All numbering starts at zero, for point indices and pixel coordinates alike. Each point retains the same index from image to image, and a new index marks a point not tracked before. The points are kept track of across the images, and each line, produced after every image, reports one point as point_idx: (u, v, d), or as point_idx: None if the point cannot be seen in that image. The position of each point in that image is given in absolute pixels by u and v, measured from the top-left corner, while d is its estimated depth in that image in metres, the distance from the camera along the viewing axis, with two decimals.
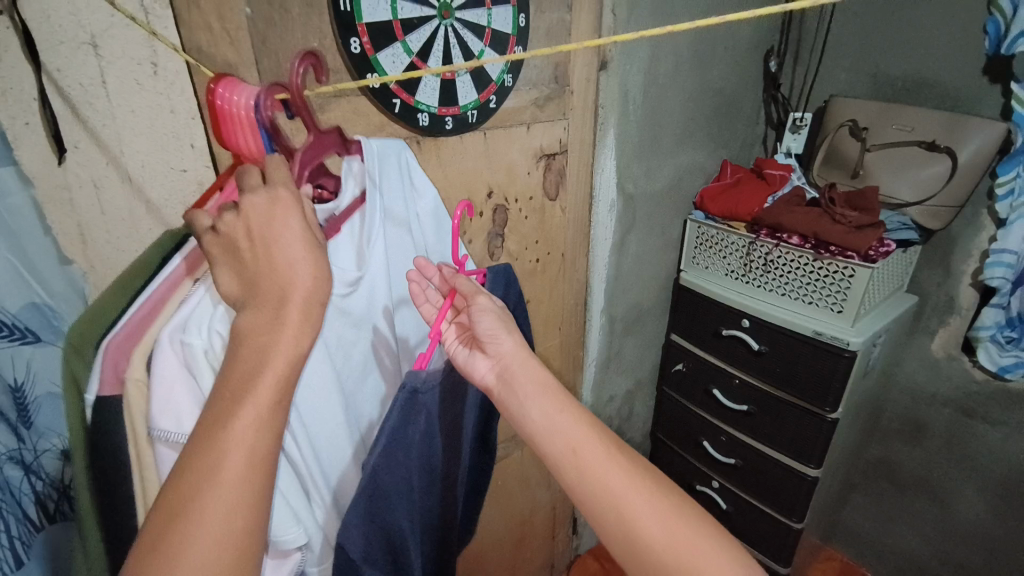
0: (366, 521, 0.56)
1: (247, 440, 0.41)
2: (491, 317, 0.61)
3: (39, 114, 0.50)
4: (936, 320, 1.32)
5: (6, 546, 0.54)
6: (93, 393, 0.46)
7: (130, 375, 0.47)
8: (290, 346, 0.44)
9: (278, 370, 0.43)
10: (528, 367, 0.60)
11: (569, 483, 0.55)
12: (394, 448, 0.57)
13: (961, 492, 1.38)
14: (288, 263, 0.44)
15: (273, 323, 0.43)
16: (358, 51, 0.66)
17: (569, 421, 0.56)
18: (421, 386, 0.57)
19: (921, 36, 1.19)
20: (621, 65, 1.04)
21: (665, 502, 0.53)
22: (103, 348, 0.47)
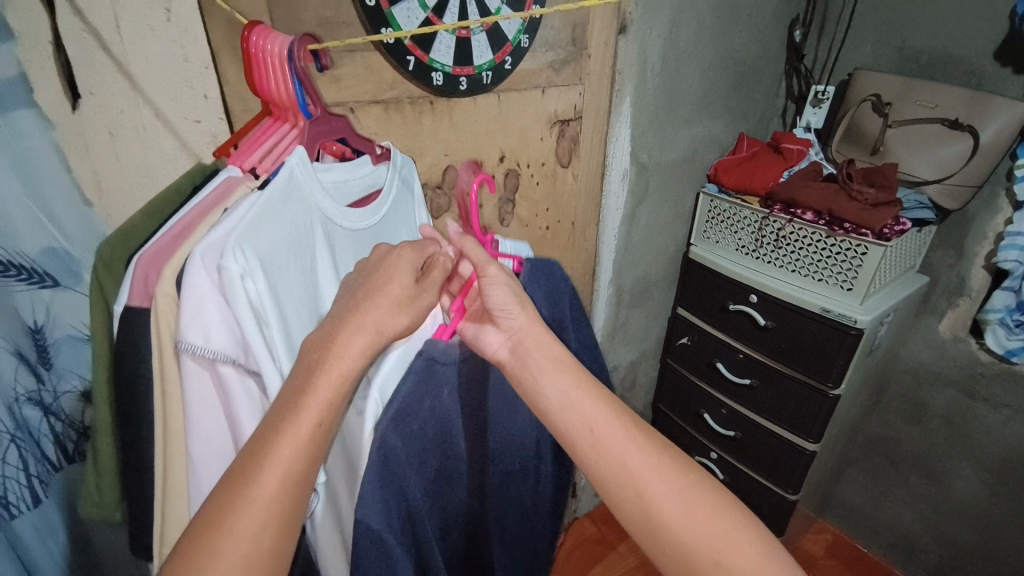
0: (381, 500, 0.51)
1: (286, 456, 0.42)
2: (503, 289, 0.57)
3: (54, 57, 0.50)
4: (945, 301, 1.31)
5: (25, 485, 0.57)
6: (122, 303, 0.47)
7: (159, 290, 0.47)
8: (357, 348, 0.47)
9: (333, 388, 0.44)
10: (541, 341, 0.56)
11: (586, 462, 0.52)
12: (407, 415, 0.54)
13: (957, 472, 1.40)
14: (388, 291, 0.49)
15: (336, 341, 0.46)
16: (373, 4, 0.64)
17: (578, 387, 0.53)
18: (440, 355, 0.56)
19: (952, 7, 1.14)
20: (640, 28, 1.01)
21: (685, 482, 0.50)
22: (136, 258, 0.47)
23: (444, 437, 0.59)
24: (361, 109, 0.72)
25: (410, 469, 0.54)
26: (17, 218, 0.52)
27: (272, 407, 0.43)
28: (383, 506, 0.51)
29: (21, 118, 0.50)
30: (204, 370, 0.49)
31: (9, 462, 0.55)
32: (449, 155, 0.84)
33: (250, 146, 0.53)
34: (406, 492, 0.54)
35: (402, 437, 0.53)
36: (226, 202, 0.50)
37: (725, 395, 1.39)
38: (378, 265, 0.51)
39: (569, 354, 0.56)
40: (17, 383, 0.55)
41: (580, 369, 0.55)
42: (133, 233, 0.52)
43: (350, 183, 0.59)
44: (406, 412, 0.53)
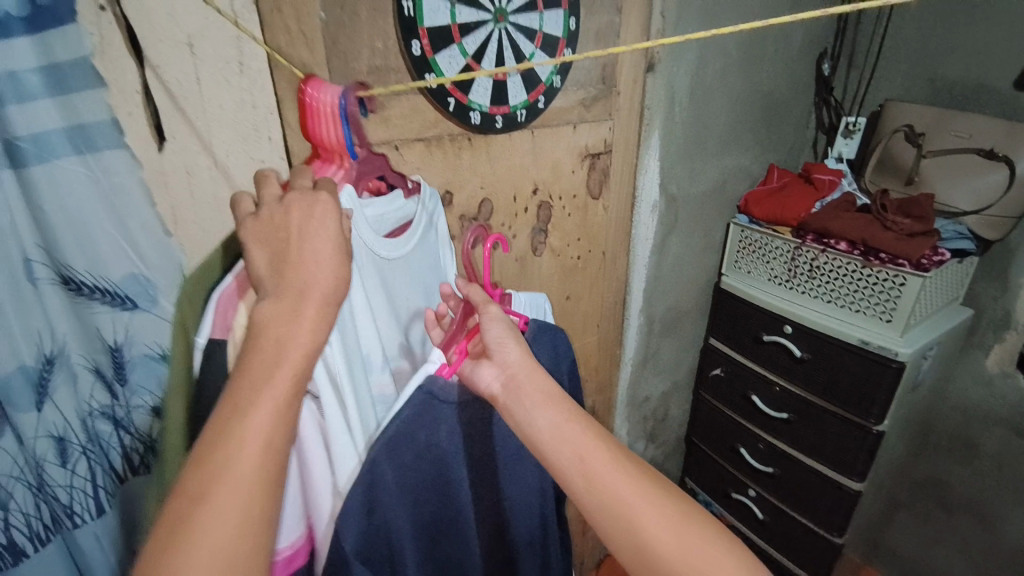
0: (366, 519, 0.51)
1: (264, 430, 0.41)
2: (500, 325, 0.58)
3: (141, 105, 0.57)
4: (992, 334, 1.27)
5: (91, 495, 0.63)
6: (204, 335, 0.49)
7: (236, 323, 0.50)
8: (306, 341, 0.44)
9: (295, 362, 0.43)
10: (534, 376, 0.56)
11: (578, 495, 0.50)
12: (399, 445, 0.53)
13: (1013, 516, 1.32)
14: (315, 258, 0.47)
15: (292, 312, 0.45)
16: (418, 53, 0.71)
17: (570, 421, 0.52)
18: (438, 392, 0.55)
19: (983, 40, 1.15)
20: (668, 67, 1.05)
21: (671, 509, 0.49)
22: (212, 296, 0.50)
23: (439, 471, 0.59)
24: (405, 146, 0.77)
25: (399, 498, 0.54)
26: (103, 246, 0.58)
27: (235, 383, 0.42)
28: (364, 527, 0.51)
29: (113, 160, 0.57)
30: None
31: (78, 473, 0.62)
32: (484, 188, 0.89)
33: None
34: (391, 526, 0.54)
35: (393, 469, 0.53)
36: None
37: (761, 428, 1.36)
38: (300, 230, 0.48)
39: (558, 388, 0.55)
40: (92, 398, 0.62)
41: (571, 405, 0.54)
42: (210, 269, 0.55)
43: (388, 216, 0.63)
44: (396, 442, 0.53)
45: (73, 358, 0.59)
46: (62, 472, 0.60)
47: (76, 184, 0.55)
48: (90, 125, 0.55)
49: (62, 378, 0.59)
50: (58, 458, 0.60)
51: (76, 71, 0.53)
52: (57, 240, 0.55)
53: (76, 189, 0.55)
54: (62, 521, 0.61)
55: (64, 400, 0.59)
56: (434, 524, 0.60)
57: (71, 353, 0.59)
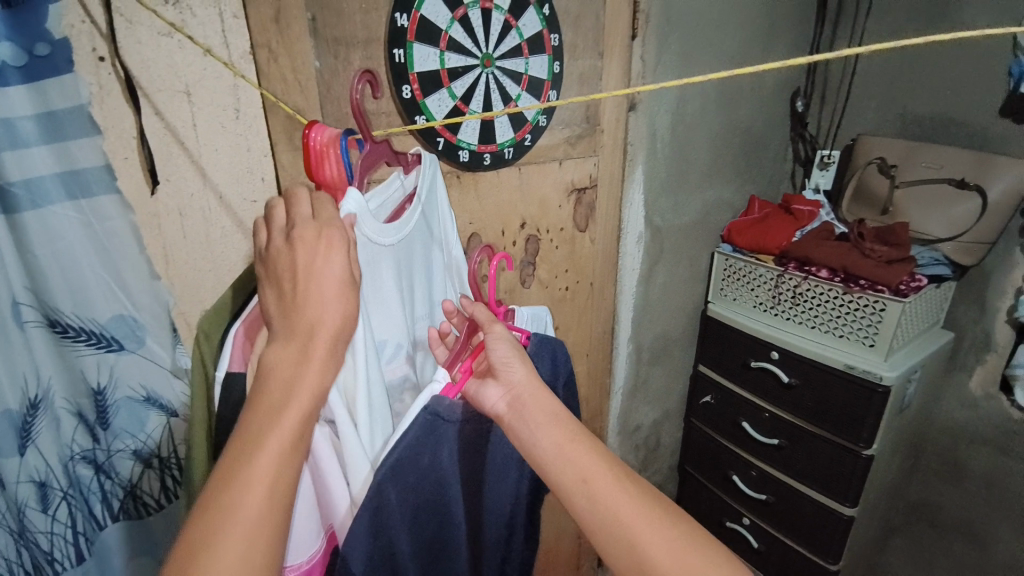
0: (371, 539, 0.51)
1: (270, 474, 0.42)
2: (506, 345, 0.59)
3: (137, 150, 0.58)
4: (973, 357, 1.29)
5: (70, 542, 0.62)
6: (224, 368, 0.50)
7: (253, 356, 0.51)
8: (315, 381, 0.46)
9: (303, 404, 0.45)
10: (538, 399, 0.56)
11: (581, 514, 0.51)
12: (404, 469, 0.52)
13: (1004, 537, 1.32)
14: (321, 297, 0.47)
15: (300, 356, 0.46)
16: (408, 96, 0.73)
17: (575, 441, 0.53)
18: (444, 411, 0.54)
19: (947, 77, 1.21)
20: (649, 106, 1.09)
21: (675, 533, 0.49)
22: (229, 335, 0.51)
23: (441, 493, 0.58)
24: None
25: (401, 518, 0.54)
26: (93, 290, 0.59)
27: (243, 424, 0.44)
28: (369, 549, 0.51)
29: (103, 203, 0.58)
30: None
31: (58, 519, 0.61)
32: (473, 224, 0.91)
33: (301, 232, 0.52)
34: (394, 545, 0.54)
35: (397, 491, 0.52)
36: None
37: (753, 455, 1.37)
38: (304, 270, 0.48)
39: (565, 410, 0.56)
40: (74, 442, 0.61)
41: (579, 426, 0.55)
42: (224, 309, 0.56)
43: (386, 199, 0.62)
44: (402, 466, 0.51)
45: (56, 402, 0.59)
46: (42, 518, 0.60)
47: (69, 230, 0.57)
48: (85, 170, 0.56)
49: (45, 422, 0.59)
50: (39, 504, 0.60)
51: (70, 117, 0.54)
52: (46, 281, 0.56)
53: (68, 233, 0.56)
54: (43, 567, 0.61)
55: (46, 444, 0.59)
56: (432, 544, 0.60)
57: (54, 397, 0.59)
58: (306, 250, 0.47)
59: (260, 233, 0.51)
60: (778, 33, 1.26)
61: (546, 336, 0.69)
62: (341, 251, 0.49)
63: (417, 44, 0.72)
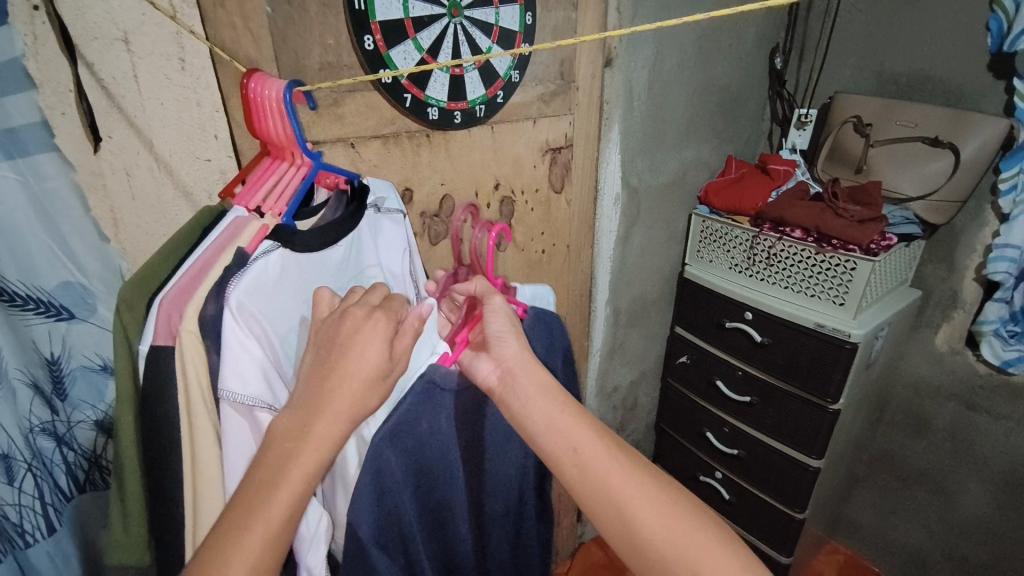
0: (375, 501, 0.54)
1: (254, 551, 0.42)
2: (502, 317, 0.56)
3: (75, 105, 0.55)
4: (939, 314, 1.33)
5: (40, 514, 0.61)
6: (147, 342, 0.48)
7: (183, 327, 0.49)
8: (309, 460, 0.44)
9: (293, 486, 0.44)
10: (529, 368, 0.55)
11: (572, 484, 0.50)
12: (401, 433, 0.55)
13: (963, 485, 1.39)
14: (351, 379, 0.47)
15: (300, 430, 0.45)
16: (371, 48, 0.69)
17: (565, 414, 0.52)
18: (440, 380, 0.57)
19: (924, 32, 1.20)
20: (625, 61, 1.06)
21: (664, 498, 0.49)
22: (156, 302, 0.49)
23: (441, 456, 0.60)
24: (361, 144, 0.76)
25: (403, 482, 0.57)
26: (36, 254, 0.56)
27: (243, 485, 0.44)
28: (375, 510, 0.54)
29: (41, 162, 0.54)
30: (240, 417, 0.51)
31: (25, 491, 0.59)
32: (445, 185, 0.88)
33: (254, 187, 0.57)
34: (398, 509, 0.57)
35: (397, 452, 0.55)
36: (238, 241, 0.52)
37: (726, 413, 1.40)
38: (342, 350, 0.48)
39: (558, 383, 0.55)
40: (32, 414, 0.59)
41: (569, 401, 0.53)
42: (154, 276, 0.53)
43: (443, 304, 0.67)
44: (398, 430, 0.55)
45: (10, 373, 0.57)
46: (9, 490, 0.58)
47: (7, 192, 0.53)
48: (22, 128, 0.53)
49: (2, 394, 0.56)
50: (4, 477, 0.58)
51: (6, 72, 0.50)
52: None
53: (9, 197, 0.53)
54: (14, 540, 0.59)
55: (5, 417, 0.57)
56: (436, 509, 0.63)
57: (8, 367, 0.56)
58: (350, 328, 0.48)
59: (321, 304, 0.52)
60: None
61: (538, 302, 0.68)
62: (381, 339, 0.49)
63: None
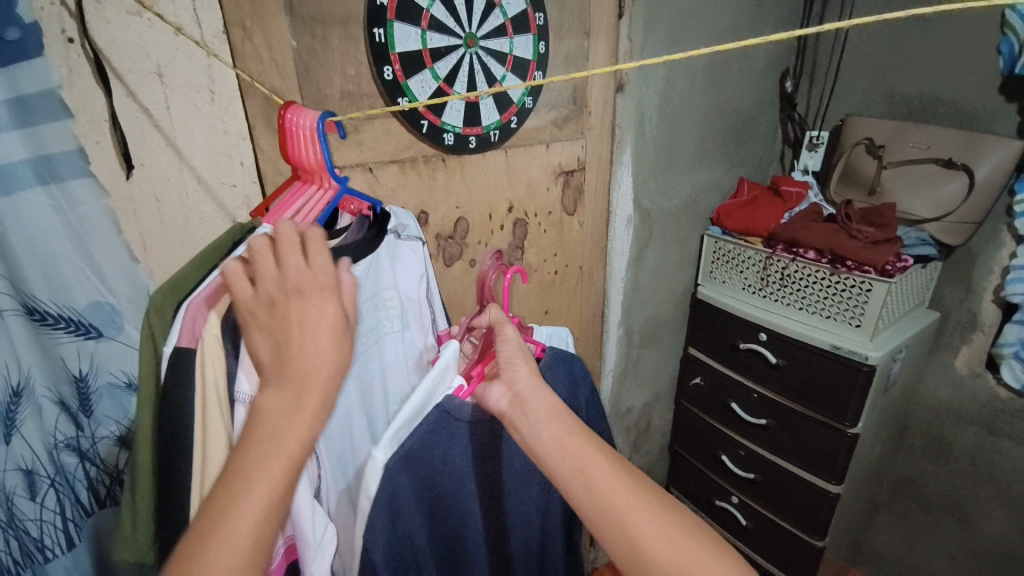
0: (390, 525, 0.51)
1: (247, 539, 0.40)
2: (513, 344, 0.59)
3: (109, 133, 0.57)
4: (959, 336, 1.31)
5: (61, 528, 0.62)
6: (171, 343, 0.50)
7: (205, 333, 0.50)
8: (304, 436, 0.43)
9: (292, 454, 0.43)
10: (539, 394, 0.54)
11: (577, 502, 0.49)
12: (417, 460, 0.54)
13: (987, 513, 1.35)
14: (315, 350, 0.45)
15: (291, 407, 0.43)
16: (390, 78, 0.72)
17: (571, 434, 0.51)
18: (455, 410, 0.57)
19: (934, 56, 1.20)
20: (637, 86, 1.08)
21: (667, 518, 0.49)
22: (184, 304, 0.51)
23: (455, 485, 0.60)
24: (379, 168, 0.78)
25: (414, 506, 0.55)
26: (69, 275, 0.58)
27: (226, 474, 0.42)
28: (390, 536, 0.52)
29: (77, 187, 0.57)
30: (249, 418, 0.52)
31: (47, 506, 0.61)
32: (460, 208, 0.90)
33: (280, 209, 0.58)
34: (411, 535, 0.55)
35: (410, 479, 0.54)
36: None
37: (741, 435, 1.38)
38: (293, 320, 0.45)
39: (565, 406, 0.54)
40: (57, 430, 0.61)
41: (576, 421, 0.53)
42: (181, 285, 0.54)
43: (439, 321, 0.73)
44: (415, 457, 0.53)
45: (38, 392, 0.58)
46: (31, 505, 0.59)
47: (39, 216, 0.55)
48: (56, 156, 0.55)
49: (29, 411, 0.58)
50: (27, 492, 0.59)
51: (42, 103, 0.53)
52: (21, 269, 0.55)
53: (40, 219, 0.55)
54: (33, 555, 0.60)
55: (31, 433, 0.58)
56: (448, 537, 0.61)
57: (35, 385, 0.58)
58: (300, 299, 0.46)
59: (239, 283, 0.47)
60: (766, 13, 1.25)
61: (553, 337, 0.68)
62: (335, 298, 0.48)
63: (397, 23, 0.70)
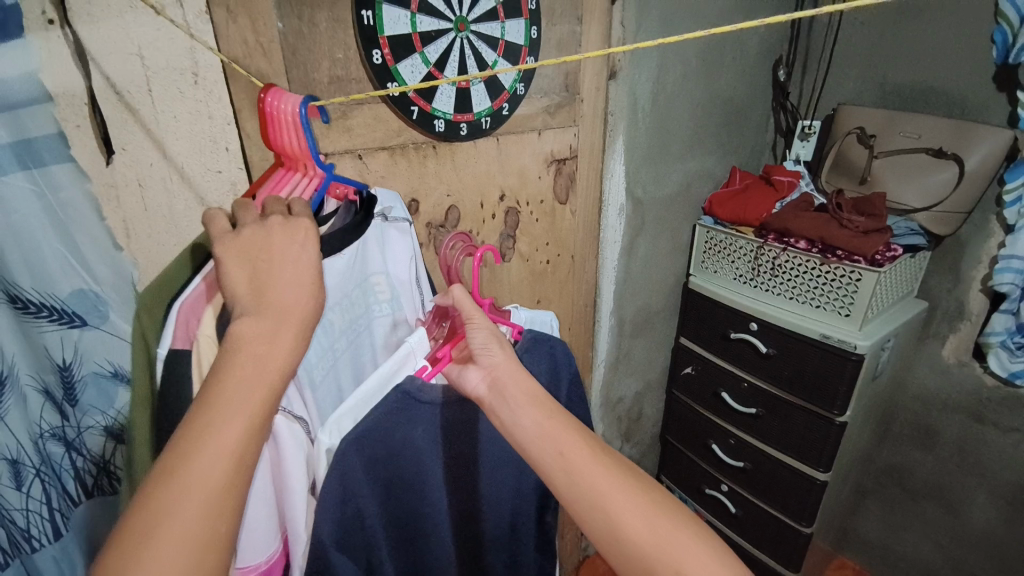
0: (341, 506, 0.51)
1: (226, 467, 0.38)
2: (484, 330, 0.58)
3: (89, 117, 0.56)
4: (946, 325, 1.32)
5: (47, 519, 0.61)
6: (166, 345, 0.48)
7: (201, 334, 0.49)
8: (284, 357, 0.43)
9: (271, 381, 0.42)
10: (517, 378, 0.55)
11: (561, 492, 0.50)
12: (371, 441, 0.52)
13: (972, 499, 1.38)
14: (293, 281, 0.46)
15: (270, 333, 0.43)
16: (379, 62, 0.71)
17: (552, 418, 0.52)
18: (417, 391, 0.55)
19: (926, 45, 1.20)
20: (630, 73, 1.07)
21: (648, 499, 0.49)
22: (176, 305, 0.50)
23: (414, 468, 0.58)
24: (368, 155, 0.77)
25: (370, 487, 0.54)
26: (51, 264, 0.57)
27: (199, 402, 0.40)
28: (338, 516, 0.50)
29: (57, 173, 0.55)
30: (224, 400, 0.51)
31: (33, 496, 0.60)
32: (451, 196, 0.89)
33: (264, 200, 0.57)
34: (362, 514, 0.53)
35: (364, 461, 0.52)
36: None
37: (734, 425, 1.39)
38: (272, 250, 0.47)
39: (545, 391, 0.55)
40: (42, 419, 0.60)
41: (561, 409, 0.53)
42: (171, 282, 0.55)
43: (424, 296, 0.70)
44: (368, 440, 0.52)
45: (22, 380, 0.57)
46: (18, 496, 0.59)
47: (22, 201, 0.54)
48: (37, 140, 0.53)
49: (12, 401, 0.57)
50: (13, 482, 0.58)
51: (22, 86, 0.51)
52: (6, 263, 0.54)
53: (22, 206, 0.54)
54: (20, 544, 0.60)
55: (15, 422, 0.57)
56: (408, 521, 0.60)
57: (19, 374, 0.57)
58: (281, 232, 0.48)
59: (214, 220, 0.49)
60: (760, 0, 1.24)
61: (543, 335, 0.67)
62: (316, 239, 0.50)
63: (386, 6, 0.69)
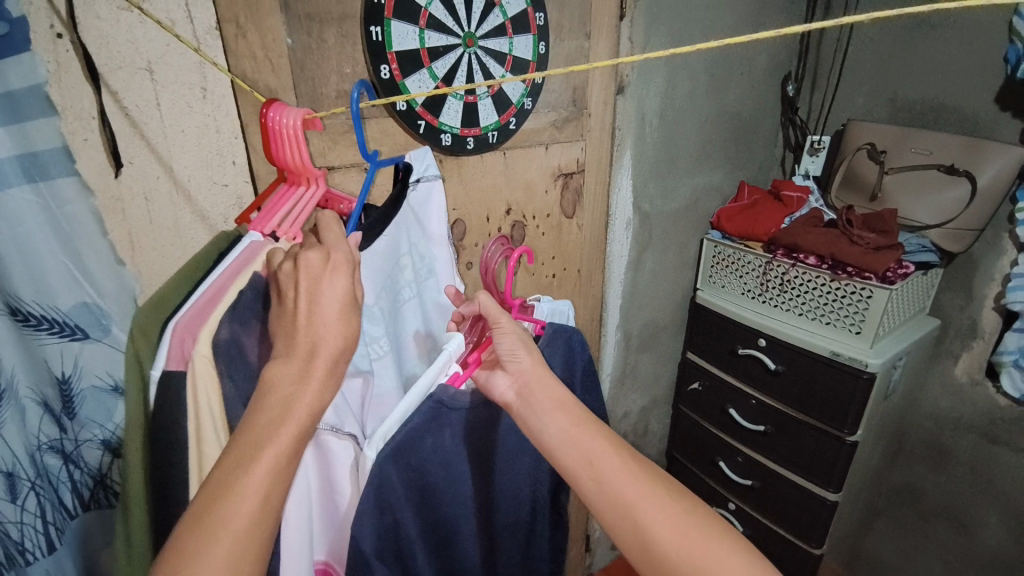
0: (376, 517, 0.49)
1: (255, 495, 0.39)
2: (512, 338, 0.56)
3: (98, 131, 0.56)
4: (959, 343, 1.30)
5: (41, 532, 0.60)
6: (160, 366, 0.47)
7: (196, 353, 0.48)
8: (312, 402, 0.43)
9: (300, 421, 0.42)
10: (545, 383, 0.54)
11: (586, 494, 0.49)
12: (405, 450, 0.51)
13: (985, 521, 1.34)
14: (323, 320, 0.45)
15: (300, 373, 0.44)
16: (387, 77, 0.71)
17: (579, 424, 0.51)
18: (449, 400, 0.54)
19: (938, 61, 1.20)
20: (637, 88, 1.07)
21: (676, 507, 0.48)
22: (171, 326, 0.48)
23: (440, 477, 0.57)
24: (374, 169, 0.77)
25: (405, 494, 0.52)
26: (51, 273, 0.57)
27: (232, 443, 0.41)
28: (378, 525, 0.49)
29: (63, 185, 0.56)
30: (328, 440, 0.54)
31: (27, 509, 0.58)
32: (457, 210, 0.89)
33: (268, 214, 0.57)
34: (400, 524, 0.52)
35: (400, 473, 0.51)
36: (253, 266, 0.52)
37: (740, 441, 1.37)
38: (310, 275, 0.47)
39: (574, 396, 0.53)
40: (40, 432, 0.59)
41: (584, 410, 0.53)
42: (165, 303, 0.53)
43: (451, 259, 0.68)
44: (403, 449, 0.51)
45: (22, 391, 0.56)
46: (12, 509, 0.57)
47: (28, 214, 0.54)
48: (43, 152, 0.54)
49: (11, 413, 0.55)
50: (8, 495, 0.56)
51: (29, 98, 0.52)
52: (6, 270, 0.53)
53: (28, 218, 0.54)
54: (15, 558, 0.58)
55: (12, 435, 0.56)
56: None
57: (19, 385, 0.56)
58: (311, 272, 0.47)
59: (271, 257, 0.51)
60: (768, 16, 1.24)
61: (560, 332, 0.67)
62: (347, 274, 0.48)
63: (395, 21, 0.69)
